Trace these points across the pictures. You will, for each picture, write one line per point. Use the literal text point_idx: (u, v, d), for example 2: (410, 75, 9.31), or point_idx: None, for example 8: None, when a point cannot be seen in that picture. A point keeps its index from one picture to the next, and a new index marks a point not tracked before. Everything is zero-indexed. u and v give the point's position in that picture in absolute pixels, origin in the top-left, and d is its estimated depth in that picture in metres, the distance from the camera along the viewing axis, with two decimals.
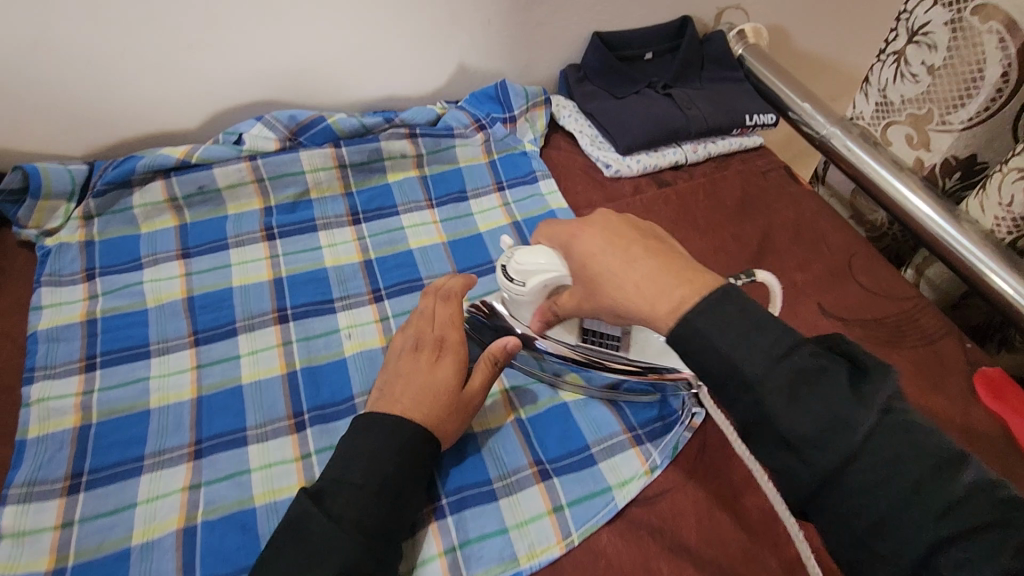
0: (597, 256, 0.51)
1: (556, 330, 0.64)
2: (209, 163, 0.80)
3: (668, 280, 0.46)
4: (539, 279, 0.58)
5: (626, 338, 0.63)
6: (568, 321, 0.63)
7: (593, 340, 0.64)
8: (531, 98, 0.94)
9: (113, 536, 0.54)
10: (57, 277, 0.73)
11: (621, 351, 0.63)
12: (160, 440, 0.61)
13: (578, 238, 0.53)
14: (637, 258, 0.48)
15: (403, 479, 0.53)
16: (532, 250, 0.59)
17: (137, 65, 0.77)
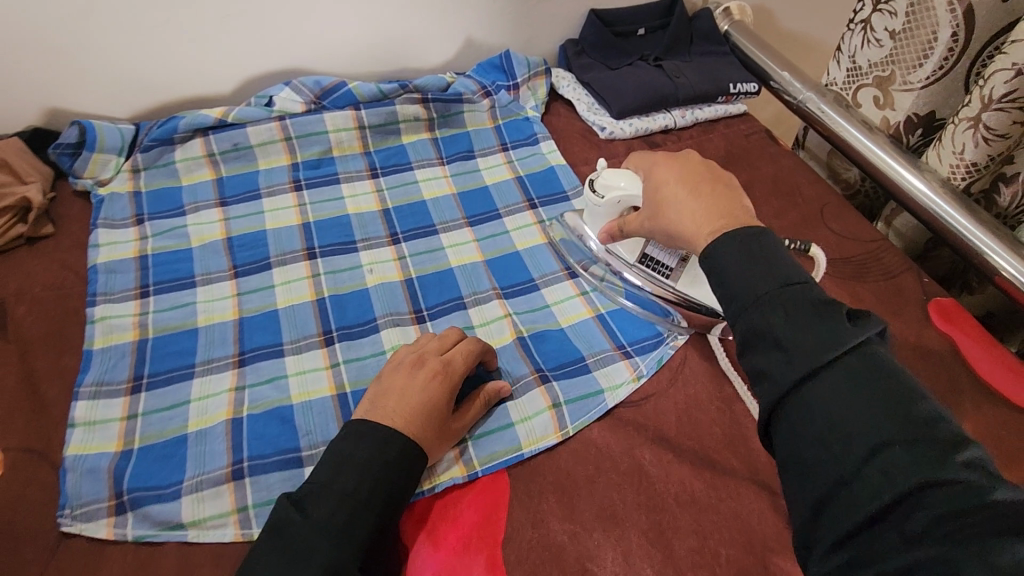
0: (671, 199, 0.60)
1: (621, 249, 0.76)
2: (244, 122, 0.89)
3: (704, 185, 0.60)
4: (614, 197, 0.72)
5: (678, 270, 0.73)
6: (635, 241, 0.75)
7: (648, 264, 0.75)
8: (533, 68, 1.03)
9: (172, 425, 0.63)
10: (111, 220, 0.82)
11: (670, 279, 0.74)
12: (208, 352, 0.70)
13: (659, 171, 0.64)
14: (694, 190, 0.59)
15: (408, 470, 0.56)
16: (612, 172, 0.73)
17: (182, 32, 0.86)
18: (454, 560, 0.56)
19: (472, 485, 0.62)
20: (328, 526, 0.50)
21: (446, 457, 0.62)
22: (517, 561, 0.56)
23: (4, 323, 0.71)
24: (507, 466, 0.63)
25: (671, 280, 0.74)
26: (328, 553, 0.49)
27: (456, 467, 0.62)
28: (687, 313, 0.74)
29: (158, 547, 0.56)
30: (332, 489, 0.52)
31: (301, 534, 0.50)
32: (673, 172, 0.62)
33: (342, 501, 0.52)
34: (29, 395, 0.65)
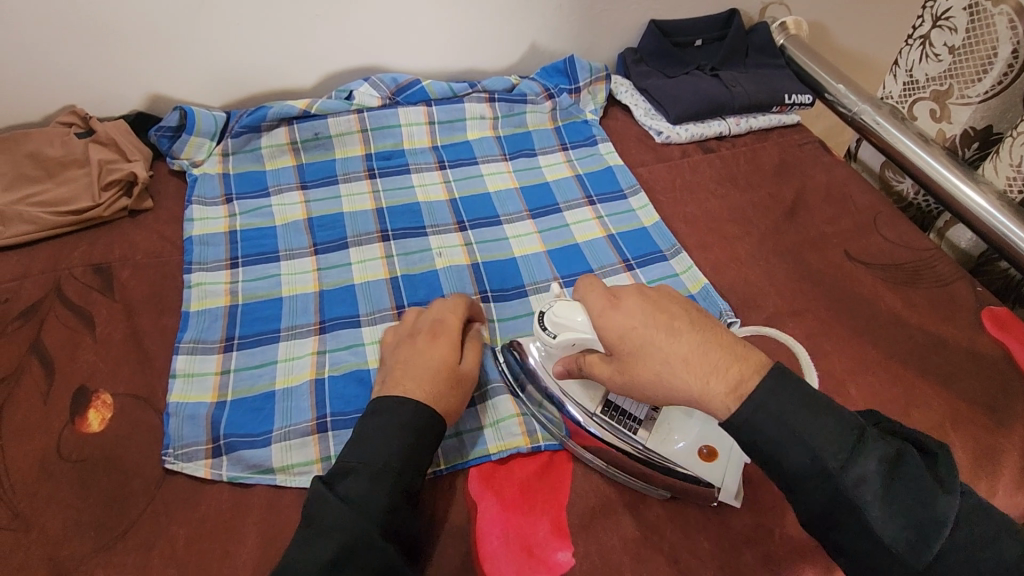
0: (636, 329, 0.54)
1: (577, 395, 0.64)
2: (325, 114, 0.96)
3: (715, 357, 0.51)
4: (569, 338, 0.61)
5: (649, 424, 0.62)
6: (594, 388, 0.64)
7: (613, 415, 0.63)
8: (595, 72, 1.08)
9: (261, 381, 0.69)
10: (203, 199, 0.89)
11: (639, 435, 0.62)
12: (292, 319, 0.75)
13: (614, 312, 0.56)
14: (682, 332, 0.53)
15: (424, 435, 0.58)
16: (569, 305, 0.62)
17: (274, 30, 0.93)
18: (519, 519, 0.60)
19: (535, 454, 0.66)
20: (353, 501, 0.52)
21: (511, 426, 0.67)
22: (578, 525, 0.60)
23: (111, 284, 0.78)
24: (568, 436, 0.67)
25: (642, 435, 0.62)
26: (357, 527, 0.50)
27: (521, 436, 0.66)
28: (668, 480, 0.61)
29: (249, 488, 0.61)
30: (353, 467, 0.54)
31: (329, 511, 0.51)
32: (637, 310, 0.55)
33: (363, 475, 0.54)
34: (134, 350, 0.71)
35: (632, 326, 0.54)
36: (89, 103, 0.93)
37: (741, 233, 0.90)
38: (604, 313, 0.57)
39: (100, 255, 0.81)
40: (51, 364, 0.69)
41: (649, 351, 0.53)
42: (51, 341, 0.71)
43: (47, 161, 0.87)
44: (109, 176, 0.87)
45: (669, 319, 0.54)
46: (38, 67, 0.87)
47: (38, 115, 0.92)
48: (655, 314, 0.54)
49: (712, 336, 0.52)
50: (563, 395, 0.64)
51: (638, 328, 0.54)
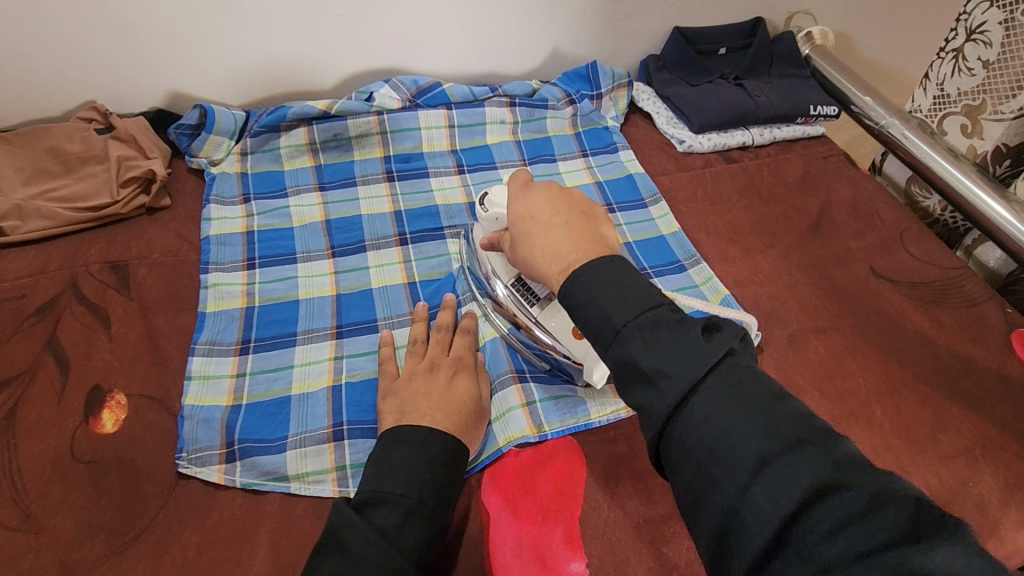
0: (525, 218, 0.61)
1: (496, 267, 0.74)
2: (345, 115, 0.95)
3: (570, 241, 0.57)
4: (492, 212, 0.70)
5: (545, 303, 0.71)
6: (507, 262, 0.73)
7: (519, 288, 0.72)
8: (617, 79, 1.06)
9: (278, 386, 0.68)
10: (222, 198, 0.88)
11: (534, 307, 0.71)
12: (309, 322, 0.75)
13: (521, 198, 0.63)
14: (554, 224, 0.58)
15: (449, 467, 0.58)
16: (500, 189, 0.71)
17: (296, 30, 0.93)
18: (534, 529, 0.59)
19: (540, 445, 0.66)
20: (389, 531, 0.51)
21: (517, 416, 0.67)
22: (594, 535, 0.59)
23: (127, 282, 0.77)
24: (574, 432, 0.67)
25: (536, 310, 0.71)
26: (388, 558, 0.48)
27: (528, 426, 0.66)
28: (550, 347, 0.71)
29: (264, 495, 0.60)
30: (386, 497, 0.53)
31: (359, 536, 0.49)
32: (535, 201, 0.62)
33: (397, 504, 0.53)
34: (149, 349, 0.70)
35: (528, 213, 0.61)
36: (110, 99, 0.93)
37: (764, 245, 0.88)
38: (516, 194, 0.64)
39: (117, 253, 0.80)
40: (66, 362, 0.68)
41: (526, 236, 0.61)
42: (67, 338, 0.70)
43: (66, 156, 0.87)
44: (128, 173, 0.86)
45: (547, 215, 0.59)
46: (60, 62, 0.87)
47: (58, 110, 0.92)
48: (556, 205, 0.60)
49: (577, 224, 0.58)
50: (489, 266, 0.76)
51: (528, 214, 0.61)
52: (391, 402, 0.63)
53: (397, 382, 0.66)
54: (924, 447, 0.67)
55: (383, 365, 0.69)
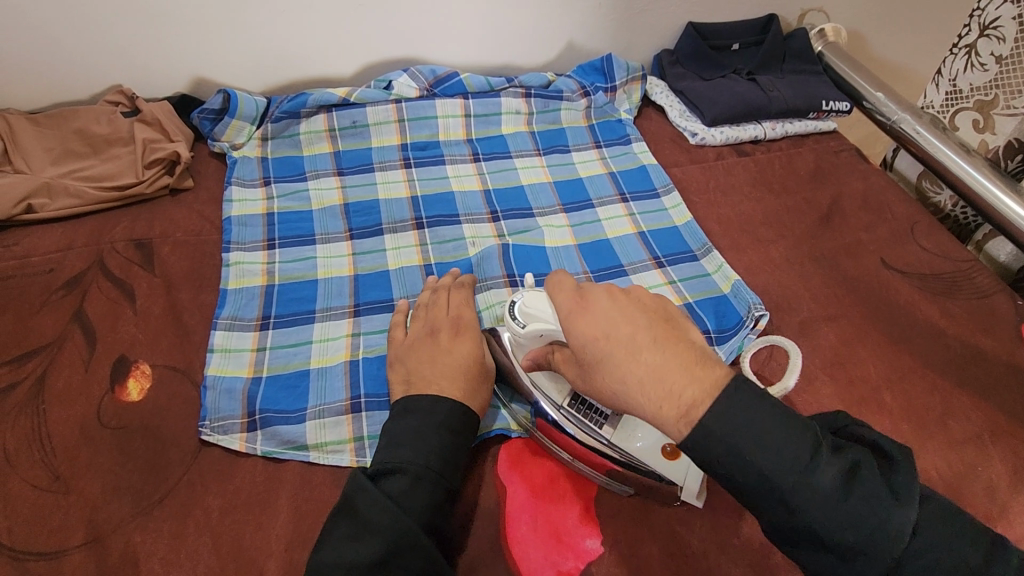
0: (598, 341, 0.48)
1: (545, 386, 0.63)
2: (363, 102, 0.97)
3: (675, 377, 0.45)
4: (536, 328, 0.60)
5: (616, 422, 0.60)
6: (559, 380, 0.62)
7: (579, 408, 0.61)
8: (631, 72, 1.08)
9: (297, 359, 0.70)
10: (242, 181, 0.90)
11: (604, 430, 0.59)
12: (327, 301, 0.76)
13: (582, 315, 0.50)
14: (643, 350, 0.47)
15: (458, 434, 0.59)
16: (536, 296, 0.62)
17: (318, 17, 0.95)
18: (550, 506, 0.60)
19: None
20: (397, 498, 0.53)
21: None
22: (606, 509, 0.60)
23: (151, 259, 0.79)
24: None
25: (608, 431, 0.59)
26: (396, 523, 0.50)
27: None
28: (630, 474, 0.59)
29: (283, 463, 0.61)
30: (394, 466, 0.55)
31: (368, 504, 0.51)
32: (602, 315, 0.49)
33: (405, 473, 0.55)
34: (172, 323, 0.72)
35: (602, 336, 0.48)
36: (136, 83, 0.96)
37: (775, 236, 0.89)
38: (575, 311, 0.51)
39: (141, 231, 0.82)
40: (93, 333, 0.70)
41: (608, 365, 0.48)
42: (93, 310, 0.72)
43: (93, 138, 0.89)
44: (153, 154, 0.88)
45: (630, 335, 0.47)
46: (89, 46, 0.89)
47: (85, 94, 0.95)
48: (631, 316, 0.48)
49: (666, 338, 0.47)
50: (533, 386, 0.64)
51: (599, 335, 0.49)
52: (399, 370, 0.65)
53: (405, 348, 0.67)
54: (933, 433, 0.68)
55: (393, 333, 0.70)
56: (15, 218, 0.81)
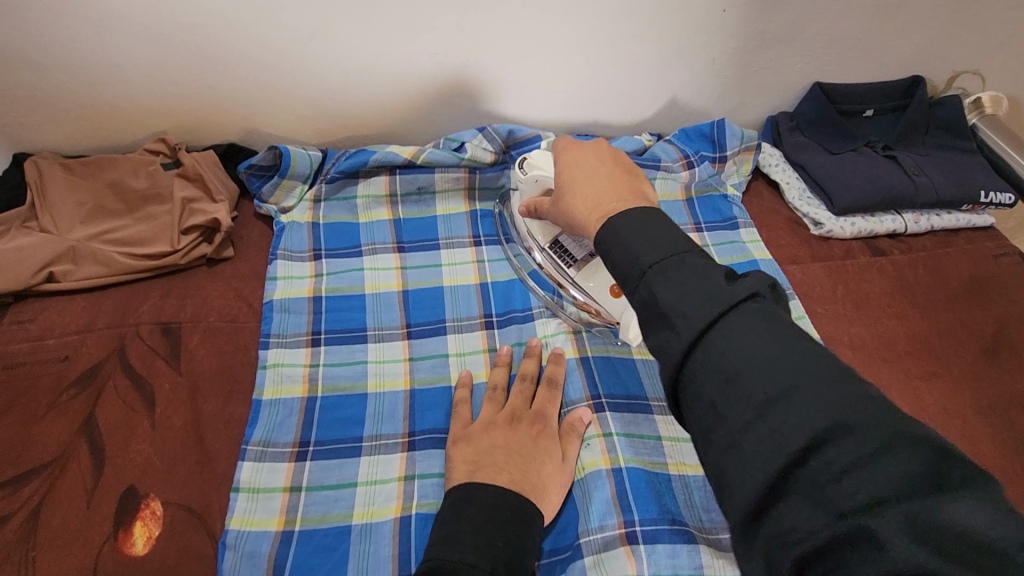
0: (574, 169, 0.57)
1: (533, 230, 0.75)
2: (432, 166, 0.84)
3: (611, 196, 0.52)
4: (534, 175, 0.70)
5: (582, 264, 0.72)
6: (547, 224, 0.74)
7: (556, 250, 0.74)
8: (745, 140, 0.91)
9: (337, 510, 0.58)
10: (289, 252, 0.78)
11: (572, 268, 0.73)
12: (377, 425, 0.64)
13: (569, 151, 0.60)
14: (599, 175, 0.55)
15: (521, 530, 0.50)
16: (543, 156, 0.71)
17: (387, 66, 0.81)
18: None
19: None
20: None
21: None
22: None
23: (177, 351, 0.68)
24: None
25: (574, 270, 0.73)
26: None
27: None
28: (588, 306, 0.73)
29: None
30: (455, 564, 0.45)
31: None
32: (584, 156, 0.58)
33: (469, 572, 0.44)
34: (193, 444, 0.61)
35: (573, 165, 0.58)
36: (180, 129, 0.85)
37: (925, 373, 0.71)
38: (564, 147, 0.61)
39: (170, 313, 0.72)
40: (101, 452, 0.59)
41: (567, 187, 0.57)
42: (106, 420, 0.62)
43: (130, 194, 0.79)
44: (192, 219, 0.78)
45: (594, 164, 0.56)
46: (130, 89, 0.79)
47: (127, 139, 0.85)
48: (600, 159, 0.57)
49: (619, 180, 0.54)
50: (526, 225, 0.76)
51: (574, 167, 0.58)
52: (465, 449, 0.59)
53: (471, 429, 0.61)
54: None
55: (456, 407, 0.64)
56: (35, 288, 0.72)
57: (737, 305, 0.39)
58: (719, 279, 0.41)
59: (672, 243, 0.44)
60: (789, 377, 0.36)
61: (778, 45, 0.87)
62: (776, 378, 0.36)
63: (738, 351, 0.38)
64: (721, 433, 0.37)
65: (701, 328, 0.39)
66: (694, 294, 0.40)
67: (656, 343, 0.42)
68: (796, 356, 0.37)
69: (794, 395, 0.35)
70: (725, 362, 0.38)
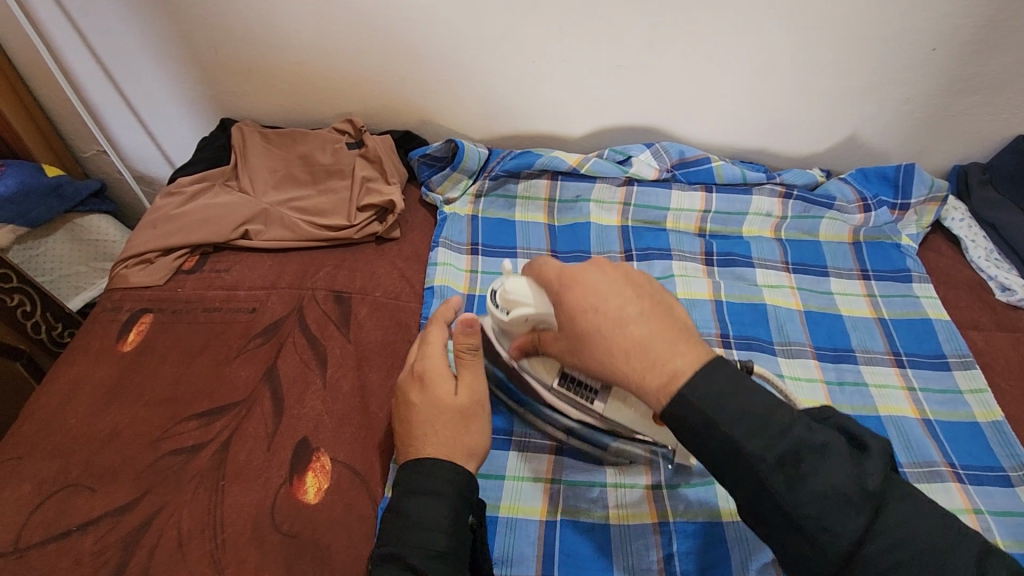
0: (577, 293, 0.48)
1: (534, 367, 0.61)
2: (594, 175, 0.85)
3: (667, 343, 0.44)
4: (518, 311, 0.56)
5: (605, 396, 0.58)
6: (546, 359, 0.60)
7: (569, 387, 0.59)
8: (933, 190, 0.84)
9: (485, 498, 0.61)
10: (450, 242, 0.82)
11: (594, 405, 0.58)
12: (524, 421, 0.66)
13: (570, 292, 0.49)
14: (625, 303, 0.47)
15: (444, 502, 0.50)
16: (517, 281, 0.57)
17: (566, 73, 0.83)
18: None
19: None
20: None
21: None
22: None
23: (348, 319, 0.73)
24: None
25: (599, 405, 0.58)
26: None
27: None
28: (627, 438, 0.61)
29: None
30: (394, 554, 0.48)
31: None
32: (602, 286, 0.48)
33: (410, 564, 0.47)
34: (360, 408, 0.65)
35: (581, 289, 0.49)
36: (363, 112, 0.91)
37: None
38: (568, 276, 0.50)
39: (343, 282, 0.77)
40: (280, 400, 0.65)
41: (591, 338, 0.47)
42: (285, 372, 0.67)
43: (316, 167, 0.85)
44: (368, 198, 0.83)
45: (611, 305, 0.47)
46: (330, 70, 0.86)
47: (317, 116, 0.92)
48: (621, 290, 0.47)
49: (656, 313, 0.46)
50: (520, 369, 0.62)
51: (589, 305, 0.47)
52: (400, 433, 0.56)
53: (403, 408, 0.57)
54: None
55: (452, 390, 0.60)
56: (232, 241, 0.79)
57: (827, 454, 0.42)
58: (854, 465, 0.42)
59: (781, 424, 0.42)
60: (928, 557, 0.40)
61: (986, 92, 0.80)
62: (921, 557, 0.40)
63: (881, 545, 0.40)
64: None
65: (853, 537, 0.40)
66: (750, 417, 0.42)
67: (790, 549, 0.42)
68: (928, 529, 0.41)
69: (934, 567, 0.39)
70: (869, 563, 0.40)
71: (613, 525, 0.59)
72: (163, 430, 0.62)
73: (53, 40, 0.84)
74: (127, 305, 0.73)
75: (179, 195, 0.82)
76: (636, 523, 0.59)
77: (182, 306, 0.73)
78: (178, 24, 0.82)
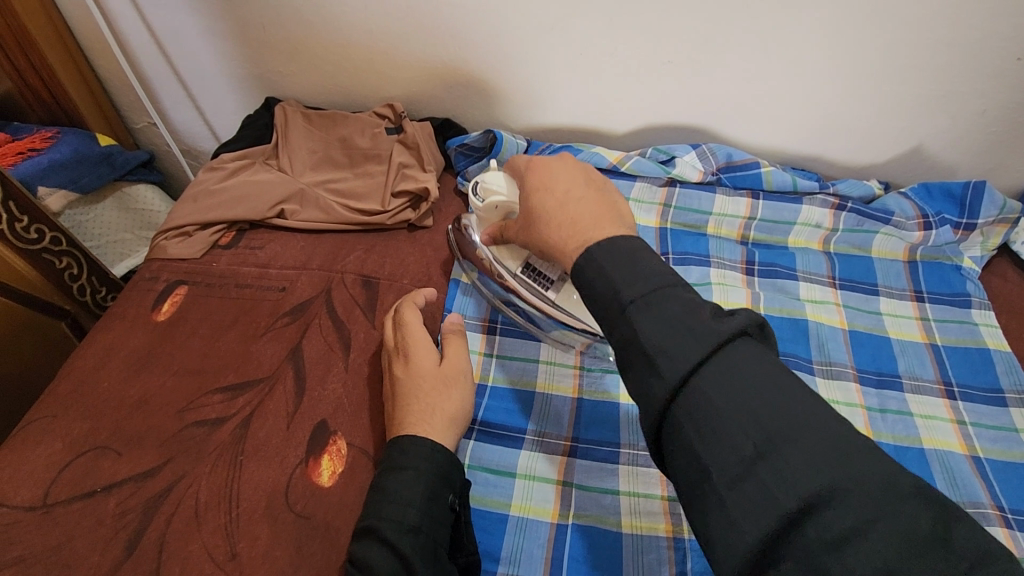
0: (541, 191, 0.51)
1: (501, 256, 0.67)
2: (635, 175, 0.82)
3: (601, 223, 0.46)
4: (491, 200, 0.65)
5: (559, 286, 0.65)
6: (512, 248, 0.67)
7: (529, 275, 0.66)
8: (1004, 212, 0.78)
9: (496, 495, 0.60)
10: None
11: (548, 292, 0.66)
12: (541, 423, 0.65)
13: (537, 171, 0.53)
14: (574, 196, 0.49)
15: (421, 479, 0.51)
16: (495, 173, 0.66)
17: (612, 68, 0.80)
18: None
19: None
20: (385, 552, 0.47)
21: None
22: None
23: (374, 304, 0.73)
24: None
25: (552, 294, 0.66)
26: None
27: None
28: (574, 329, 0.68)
29: None
30: (370, 527, 0.49)
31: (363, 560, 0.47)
32: (564, 176, 0.52)
33: (387, 539, 0.47)
34: (378, 391, 0.65)
35: (547, 183, 0.51)
36: (405, 97, 0.90)
37: None
38: (534, 162, 0.54)
39: (372, 267, 0.77)
40: (302, 380, 0.65)
41: (541, 215, 0.51)
42: (310, 353, 0.68)
43: (354, 150, 0.85)
44: (404, 184, 0.82)
45: (564, 188, 0.50)
46: (375, 54, 0.85)
47: (360, 99, 0.92)
48: (574, 176, 0.51)
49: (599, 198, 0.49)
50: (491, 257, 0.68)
51: (543, 187, 0.52)
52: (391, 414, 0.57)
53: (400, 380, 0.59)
54: None
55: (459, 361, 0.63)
56: (268, 220, 0.80)
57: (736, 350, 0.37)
58: (811, 415, 0.35)
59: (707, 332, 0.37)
60: (789, 433, 0.34)
61: None
62: (841, 494, 0.31)
63: (732, 403, 0.35)
64: (711, 492, 0.34)
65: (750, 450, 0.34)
66: (674, 327, 0.38)
67: (636, 384, 0.39)
68: (803, 418, 0.34)
69: (899, 547, 0.30)
70: (701, 407, 0.36)
71: (627, 537, 0.57)
72: (189, 400, 0.64)
73: (111, 14, 0.86)
74: (164, 276, 0.75)
75: (220, 171, 0.83)
76: (651, 535, 0.57)
77: (215, 281, 0.75)
78: (230, 3, 0.82)
